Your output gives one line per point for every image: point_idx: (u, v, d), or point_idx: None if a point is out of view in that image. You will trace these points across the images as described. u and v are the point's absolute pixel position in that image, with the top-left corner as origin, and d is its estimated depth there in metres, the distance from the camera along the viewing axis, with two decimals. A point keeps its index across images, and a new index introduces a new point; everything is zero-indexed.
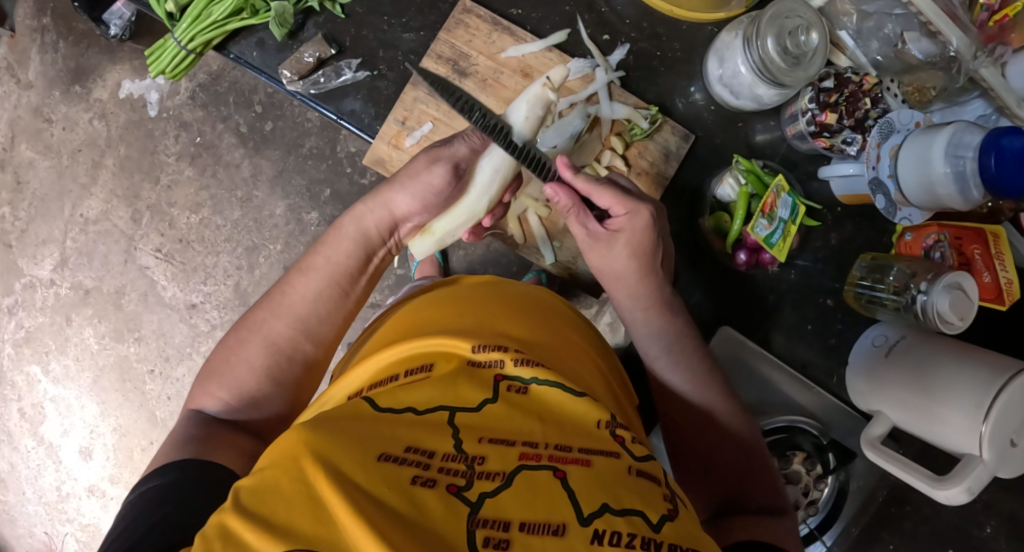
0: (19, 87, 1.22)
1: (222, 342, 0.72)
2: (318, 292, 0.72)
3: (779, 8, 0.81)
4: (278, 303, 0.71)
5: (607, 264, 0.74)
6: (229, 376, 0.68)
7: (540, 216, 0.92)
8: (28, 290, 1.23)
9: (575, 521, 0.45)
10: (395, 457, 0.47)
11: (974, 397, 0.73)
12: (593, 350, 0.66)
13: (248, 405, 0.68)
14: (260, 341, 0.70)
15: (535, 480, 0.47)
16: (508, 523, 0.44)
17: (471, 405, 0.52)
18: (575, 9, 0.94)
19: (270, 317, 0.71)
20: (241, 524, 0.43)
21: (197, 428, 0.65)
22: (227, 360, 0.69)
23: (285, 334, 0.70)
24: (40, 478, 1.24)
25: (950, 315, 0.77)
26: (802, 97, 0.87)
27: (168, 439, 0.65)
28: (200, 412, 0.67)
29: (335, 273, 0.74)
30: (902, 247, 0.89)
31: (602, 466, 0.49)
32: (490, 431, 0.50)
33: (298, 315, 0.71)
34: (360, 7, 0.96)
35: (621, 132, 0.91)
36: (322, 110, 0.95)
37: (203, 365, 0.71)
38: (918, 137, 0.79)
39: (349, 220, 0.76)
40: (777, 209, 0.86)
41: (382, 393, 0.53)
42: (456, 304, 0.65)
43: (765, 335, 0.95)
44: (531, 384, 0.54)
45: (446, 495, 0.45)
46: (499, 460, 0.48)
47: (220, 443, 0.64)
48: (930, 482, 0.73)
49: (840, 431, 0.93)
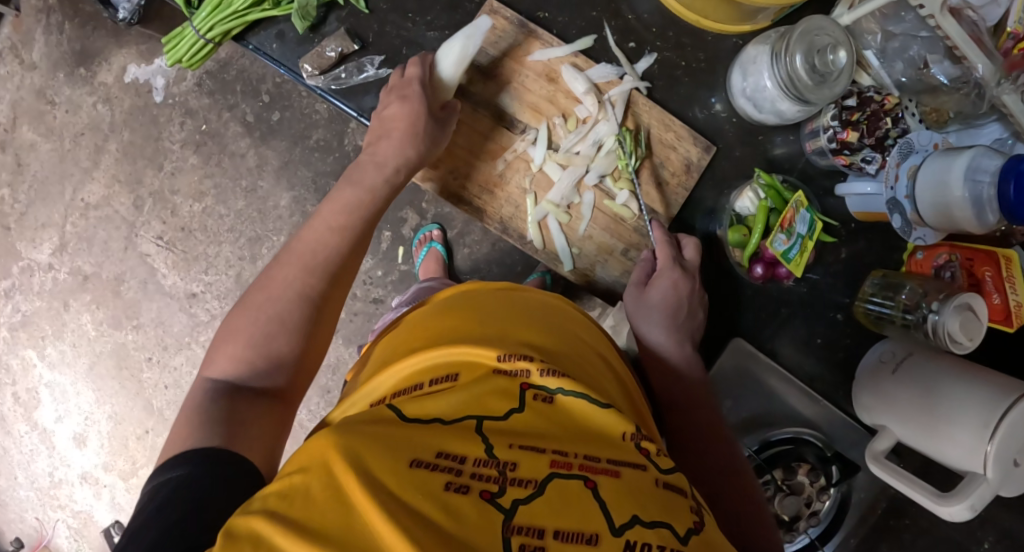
0: (22, 68, 1.20)
1: (235, 305, 0.70)
2: (334, 242, 0.74)
3: (810, 25, 0.80)
4: (296, 262, 0.72)
5: (640, 316, 0.82)
6: (251, 337, 0.66)
7: (560, 222, 0.91)
8: (26, 274, 1.22)
9: (607, 532, 0.45)
10: (427, 463, 0.47)
11: (981, 416, 0.74)
12: (604, 350, 0.67)
13: (272, 369, 0.66)
14: (284, 293, 0.70)
15: (567, 490, 0.47)
16: (542, 531, 0.44)
17: (499, 414, 0.53)
18: (601, 15, 0.94)
19: (290, 276, 0.71)
20: (272, 529, 0.43)
21: (222, 394, 0.63)
22: (247, 320, 0.67)
23: (310, 285, 0.71)
24: (33, 464, 1.23)
25: (961, 335, 0.78)
26: (825, 114, 0.88)
27: (185, 407, 0.62)
28: (219, 374, 0.65)
29: (346, 227, 0.76)
30: (912, 265, 0.91)
31: (630, 478, 0.49)
32: (520, 439, 0.51)
33: (315, 272, 0.72)
34: (383, 4, 0.95)
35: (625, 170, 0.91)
36: (342, 106, 0.94)
37: (219, 328, 0.68)
38: (938, 157, 0.80)
39: (356, 183, 0.81)
40: (796, 224, 0.85)
41: (408, 401, 0.54)
42: (475, 311, 0.64)
43: (774, 346, 0.96)
44: (557, 394, 0.55)
45: (480, 501, 0.46)
46: (531, 468, 0.48)
47: (246, 413, 0.62)
48: (934, 499, 0.74)
49: (844, 443, 0.94)
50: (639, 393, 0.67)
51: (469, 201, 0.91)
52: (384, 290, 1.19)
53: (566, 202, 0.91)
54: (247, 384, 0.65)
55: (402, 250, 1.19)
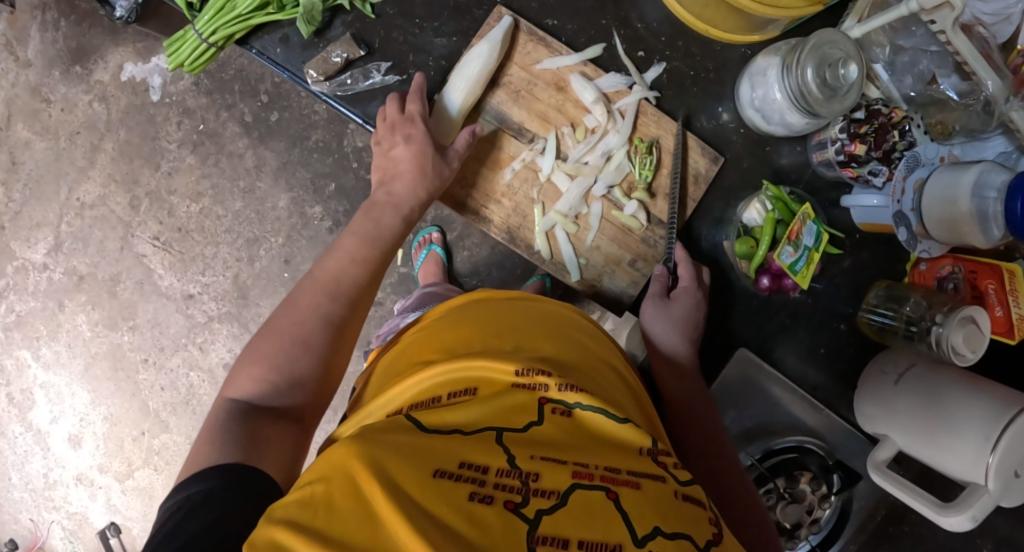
0: (16, 64, 1.18)
1: (263, 326, 0.70)
2: (353, 279, 0.75)
3: (822, 38, 0.80)
4: (320, 286, 0.73)
5: (661, 330, 0.83)
6: (274, 358, 0.67)
7: (568, 232, 0.91)
8: (21, 273, 1.20)
9: (629, 543, 0.45)
10: (451, 473, 0.48)
11: (982, 429, 0.75)
12: (614, 359, 0.66)
13: (291, 390, 0.66)
14: (303, 321, 0.70)
15: (588, 501, 0.47)
16: (566, 541, 0.44)
17: (518, 427, 0.53)
18: (610, 23, 0.93)
19: (315, 301, 0.72)
20: (295, 538, 0.43)
21: (241, 413, 0.63)
22: (272, 341, 0.68)
23: (341, 301, 0.73)
24: (27, 465, 1.22)
25: (964, 348, 0.79)
26: (833, 126, 0.88)
27: (205, 427, 0.62)
28: (239, 397, 0.65)
29: (363, 256, 0.78)
30: (915, 276, 0.92)
31: (650, 489, 0.50)
32: (542, 451, 0.51)
33: (336, 297, 0.73)
34: (389, 9, 0.94)
35: (636, 179, 0.91)
36: (347, 113, 0.93)
37: (245, 347, 0.68)
38: (945, 170, 0.81)
39: (360, 224, 0.81)
40: (802, 236, 0.86)
41: (428, 412, 0.54)
42: (492, 321, 0.64)
43: (778, 356, 0.96)
44: (576, 408, 0.55)
45: (504, 512, 0.46)
46: (554, 479, 0.48)
47: (267, 429, 0.62)
48: (935, 508, 0.75)
49: (845, 452, 0.95)
50: (648, 399, 0.66)
51: (476, 210, 0.91)
52: (383, 291, 1.19)
53: (574, 212, 0.91)
54: (265, 405, 0.65)
55: (401, 253, 1.18)
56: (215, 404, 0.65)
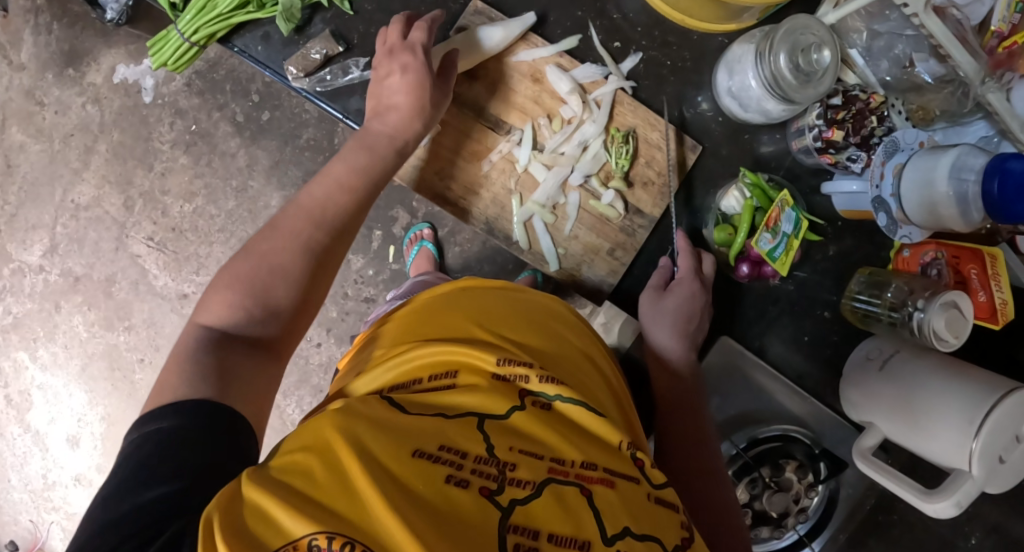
0: (10, 68, 1.19)
1: (243, 250, 0.68)
2: (343, 200, 0.74)
3: (794, 24, 0.80)
4: (307, 210, 0.72)
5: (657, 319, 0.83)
6: (255, 282, 0.65)
7: (545, 222, 0.91)
8: (17, 276, 1.21)
9: (599, 540, 0.45)
10: (430, 454, 0.48)
11: (966, 414, 0.74)
12: (599, 355, 0.66)
13: (267, 317, 0.64)
14: (288, 244, 0.68)
15: (561, 495, 0.48)
16: (537, 532, 0.45)
17: (499, 413, 0.53)
18: (587, 14, 0.93)
19: (301, 224, 0.70)
20: (269, 500, 0.44)
21: (216, 340, 0.61)
22: (253, 263, 0.66)
23: (319, 231, 0.71)
24: (26, 466, 1.23)
25: (947, 334, 0.78)
26: (811, 113, 0.88)
27: (173, 352, 0.60)
28: (214, 321, 0.62)
29: (354, 175, 0.77)
30: (898, 263, 0.92)
31: (625, 488, 0.50)
32: (520, 443, 0.51)
33: (321, 225, 0.71)
34: (368, 5, 0.95)
35: (612, 168, 0.91)
36: (328, 109, 0.94)
37: (221, 271, 0.66)
38: (922, 157, 0.80)
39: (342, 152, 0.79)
40: (781, 223, 0.86)
41: (407, 397, 0.54)
42: (478, 309, 0.64)
43: (762, 345, 0.96)
44: (556, 401, 0.55)
45: (479, 498, 0.46)
46: (530, 470, 0.49)
47: (239, 357, 0.60)
48: (919, 495, 0.74)
49: (832, 440, 0.95)
50: (628, 397, 0.66)
51: (455, 202, 0.92)
52: (376, 288, 1.20)
53: (552, 202, 0.91)
54: (240, 332, 0.62)
55: (392, 250, 1.19)
56: (186, 329, 0.62)
